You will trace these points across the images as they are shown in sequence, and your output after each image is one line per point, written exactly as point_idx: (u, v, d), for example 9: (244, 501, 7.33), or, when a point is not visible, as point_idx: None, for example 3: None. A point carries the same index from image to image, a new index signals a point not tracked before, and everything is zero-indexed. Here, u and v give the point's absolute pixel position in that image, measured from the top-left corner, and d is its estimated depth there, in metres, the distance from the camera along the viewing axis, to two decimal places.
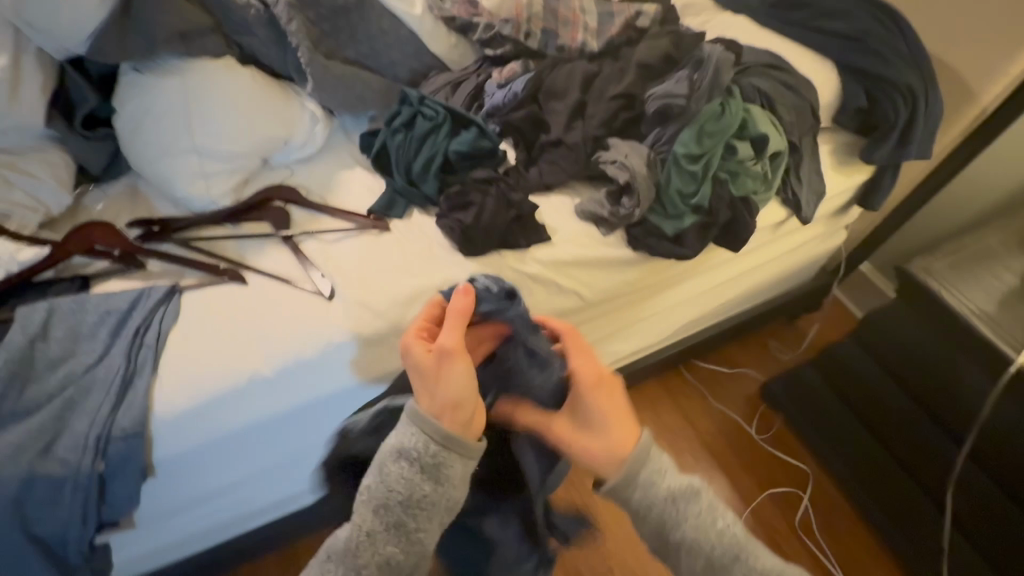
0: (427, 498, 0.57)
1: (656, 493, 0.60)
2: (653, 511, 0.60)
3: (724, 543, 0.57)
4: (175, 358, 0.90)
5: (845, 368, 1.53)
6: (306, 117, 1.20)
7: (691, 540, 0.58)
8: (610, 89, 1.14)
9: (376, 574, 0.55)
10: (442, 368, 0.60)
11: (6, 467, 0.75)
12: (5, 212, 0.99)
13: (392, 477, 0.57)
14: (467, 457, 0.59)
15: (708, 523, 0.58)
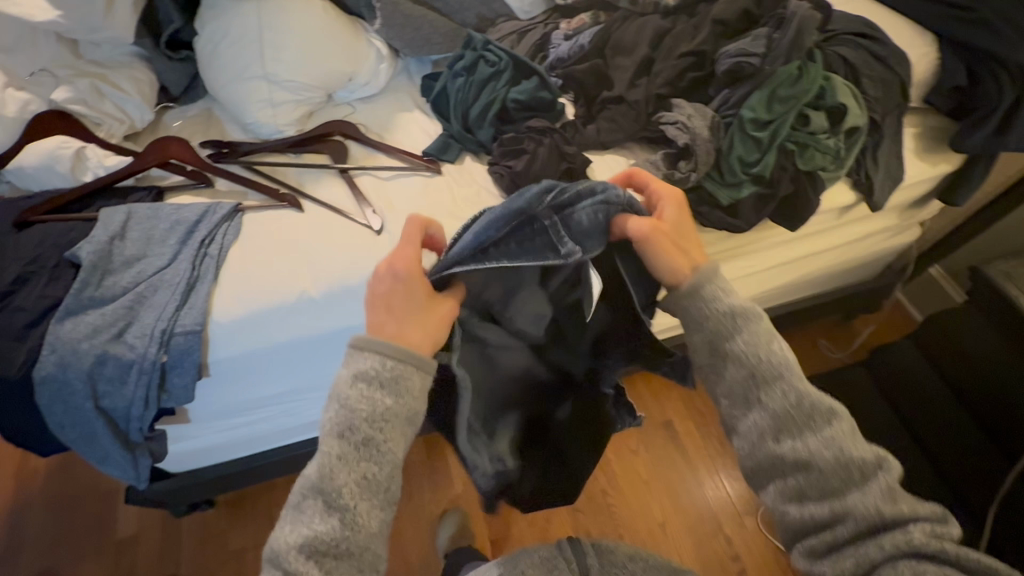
0: (389, 411, 0.57)
1: (719, 306, 0.65)
2: (708, 324, 0.65)
3: (771, 364, 0.62)
4: (234, 270, 0.97)
5: (893, 366, 1.47)
6: (371, 54, 1.22)
7: (744, 350, 0.63)
8: (680, 47, 1.07)
9: (358, 492, 0.56)
10: (422, 320, 0.62)
11: (84, 344, 0.84)
12: (97, 120, 1.08)
13: (352, 401, 0.57)
14: (420, 369, 0.60)
15: (767, 339, 0.64)
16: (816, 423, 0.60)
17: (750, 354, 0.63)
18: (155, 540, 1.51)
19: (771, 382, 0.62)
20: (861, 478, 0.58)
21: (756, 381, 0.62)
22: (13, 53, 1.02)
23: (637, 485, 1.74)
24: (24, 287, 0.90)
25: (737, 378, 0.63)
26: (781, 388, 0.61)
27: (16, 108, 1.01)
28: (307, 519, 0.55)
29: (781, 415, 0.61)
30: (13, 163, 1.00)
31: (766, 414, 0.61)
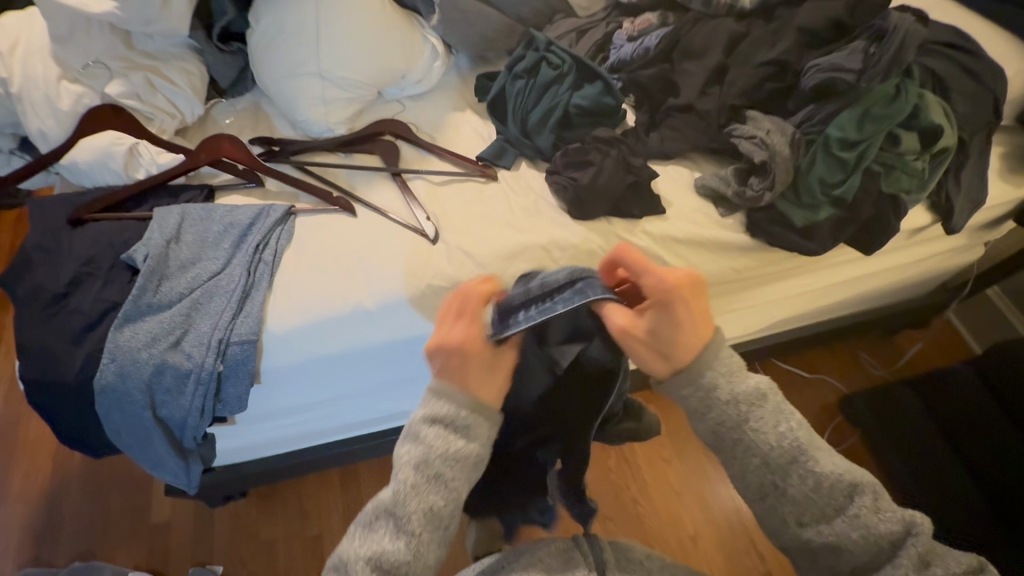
0: (459, 454, 0.54)
1: (715, 397, 0.53)
2: (708, 415, 0.54)
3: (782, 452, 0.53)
4: (288, 277, 0.95)
5: (952, 399, 1.41)
6: (427, 51, 1.17)
7: (751, 441, 0.53)
8: (758, 54, 1.00)
9: (423, 521, 0.53)
10: (491, 372, 0.57)
11: (143, 353, 0.83)
12: (149, 115, 1.05)
13: (427, 438, 0.55)
14: (493, 419, 0.57)
15: (771, 425, 0.53)
16: (837, 500, 0.52)
17: (757, 439, 0.53)
18: (188, 527, 1.47)
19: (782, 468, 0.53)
20: (889, 550, 0.52)
21: (770, 472, 0.53)
22: (67, 44, 0.99)
23: (664, 488, 1.72)
24: (79, 289, 0.89)
25: (745, 469, 0.54)
26: (799, 471, 0.52)
27: (70, 102, 0.99)
28: (376, 537, 0.54)
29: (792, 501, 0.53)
30: (66, 158, 0.99)
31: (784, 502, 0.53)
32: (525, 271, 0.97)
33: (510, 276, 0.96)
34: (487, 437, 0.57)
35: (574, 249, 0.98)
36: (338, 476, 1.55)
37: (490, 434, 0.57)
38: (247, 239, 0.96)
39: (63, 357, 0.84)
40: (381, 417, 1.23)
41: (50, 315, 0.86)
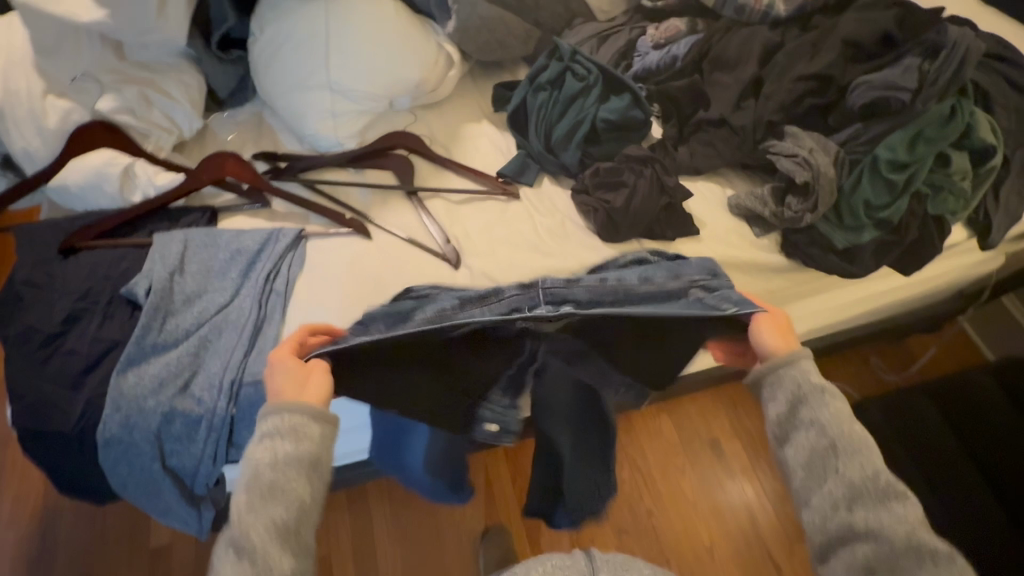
0: (289, 457, 0.51)
1: (807, 377, 0.57)
2: (799, 387, 0.57)
3: (850, 438, 0.54)
4: (300, 310, 0.87)
5: (964, 393, 1.29)
6: (443, 59, 1.10)
7: (825, 420, 0.55)
8: (796, 67, 0.95)
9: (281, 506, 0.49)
10: (304, 386, 0.55)
11: (150, 400, 0.77)
12: (144, 132, 0.98)
13: (254, 460, 0.51)
14: (328, 420, 0.54)
15: (849, 417, 0.55)
16: (890, 501, 0.51)
17: (846, 416, 0.55)
18: (189, 552, 1.34)
19: (852, 443, 0.54)
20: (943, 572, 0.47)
21: (833, 450, 0.54)
22: (55, 56, 0.92)
23: (679, 500, 1.49)
24: (76, 327, 0.82)
25: (807, 445, 0.55)
26: (859, 460, 0.53)
27: (57, 119, 0.91)
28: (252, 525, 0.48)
29: (849, 471, 0.53)
30: (54, 180, 0.92)
31: (842, 485, 0.52)
32: None
33: None
34: (323, 427, 0.54)
35: None
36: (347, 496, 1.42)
37: (323, 420, 0.54)
38: (257, 267, 0.89)
39: (60, 404, 0.78)
40: None
41: (43, 359, 0.79)
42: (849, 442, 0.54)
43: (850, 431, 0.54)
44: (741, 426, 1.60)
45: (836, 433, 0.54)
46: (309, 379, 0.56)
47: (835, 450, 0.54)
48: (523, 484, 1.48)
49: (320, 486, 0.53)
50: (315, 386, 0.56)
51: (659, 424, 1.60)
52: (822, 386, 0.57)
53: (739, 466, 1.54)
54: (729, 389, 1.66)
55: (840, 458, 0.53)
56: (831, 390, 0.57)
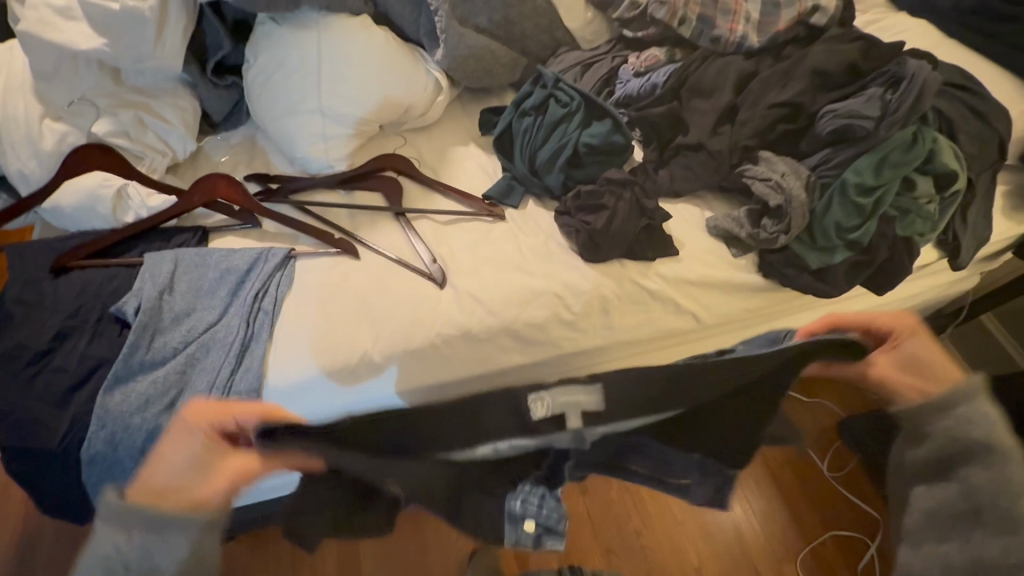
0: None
1: (967, 432, 0.54)
2: (951, 438, 0.55)
3: (1002, 512, 0.50)
4: (285, 327, 0.89)
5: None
6: (430, 85, 1.13)
7: (977, 482, 0.52)
8: (768, 96, 1.00)
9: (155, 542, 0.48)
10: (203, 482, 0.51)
11: (136, 417, 0.78)
12: (139, 154, 1.00)
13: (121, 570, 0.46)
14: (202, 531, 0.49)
15: (1013, 491, 0.50)
16: None
17: (1007, 491, 0.50)
18: None
19: (1002, 520, 0.49)
20: None
21: (966, 509, 0.51)
22: (54, 81, 0.95)
23: (667, 519, 1.50)
24: (65, 344, 0.83)
25: (939, 496, 0.54)
26: (1003, 541, 0.48)
27: (53, 141, 0.94)
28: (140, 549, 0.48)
29: (992, 543, 0.49)
30: (49, 201, 0.94)
31: (964, 552, 0.50)
32: (537, 318, 0.93)
33: (522, 323, 0.93)
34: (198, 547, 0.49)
35: (587, 295, 0.94)
36: None
37: (203, 536, 0.49)
38: (245, 285, 0.91)
39: (46, 421, 0.78)
40: None
41: (31, 376, 0.80)
42: (998, 516, 0.49)
43: (998, 504, 0.50)
44: None
45: (985, 496, 0.51)
46: (208, 475, 0.51)
47: (976, 513, 0.51)
48: None
49: None
50: (209, 479, 0.51)
51: None
52: (988, 446, 0.52)
53: None
54: None
55: (980, 525, 0.50)
56: (1002, 458, 0.51)
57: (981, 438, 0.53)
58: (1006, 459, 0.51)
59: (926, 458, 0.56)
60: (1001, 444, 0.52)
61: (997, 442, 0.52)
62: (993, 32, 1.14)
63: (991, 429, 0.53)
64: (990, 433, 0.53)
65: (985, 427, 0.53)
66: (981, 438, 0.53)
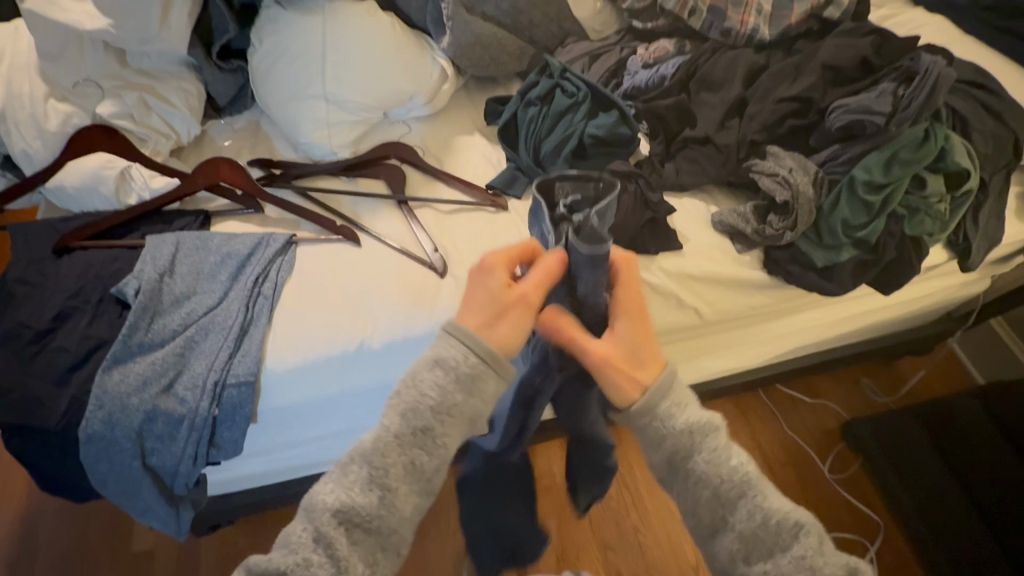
0: (444, 413, 0.51)
1: (672, 426, 0.56)
2: (666, 443, 0.56)
3: (730, 485, 0.54)
4: (286, 314, 0.89)
5: (951, 421, 1.33)
6: (436, 73, 1.12)
7: (704, 472, 0.55)
8: (778, 89, 0.98)
9: (403, 475, 0.50)
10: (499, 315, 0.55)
11: (134, 398, 0.78)
12: (142, 136, 1.00)
13: (420, 385, 0.52)
14: (498, 373, 0.54)
15: (719, 460, 0.55)
16: (782, 540, 0.53)
17: (720, 478, 0.54)
18: (173, 558, 1.34)
19: (730, 486, 0.54)
20: None
21: (718, 502, 0.54)
22: (59, 61, 0.94)
23: (665, 516, 1.49)
24: (65, 325, 0.83)
25: (692, 498, 0.56)
26: (745, 507, 0.54)
27: (57, 122, 0.94)
28: (348, 484, 0.49)
29: (740, 512, 0.54)
30: (54, 181, 0.94)
31: (737, 538, 0.53)
32: None
33: None
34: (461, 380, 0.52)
35: None
36: None
37: (477, 374, 0.53)
38: (246, 269, 0.91)
39: (46, 399, 0.79)
40: None
41: (31, 356, 0.80)
42: (728, 501, 0.54)
43: (731, 488, 0.54)
44: None
45: (717, 490, 0.54)
46: (499, 298, 0.55)
47: (727, 499, 0.54)
48: None
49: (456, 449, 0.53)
50: (501, 290, 0.56)
51: None
52: (686, 431, 0.56)
53: None
54: None
55: (731, 508, 0.54)
56: (691, 437, 0.56)
57: (683, 430, 0.56)
58: (699, 436, 0.56)
59: (662, 473, 0.58)
60: (689, 431, 0.56)
61: (688, 429, 0.56)
62: (1012, 29, 1.12)
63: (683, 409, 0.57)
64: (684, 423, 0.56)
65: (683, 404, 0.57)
66: (683, 423, 0.56)
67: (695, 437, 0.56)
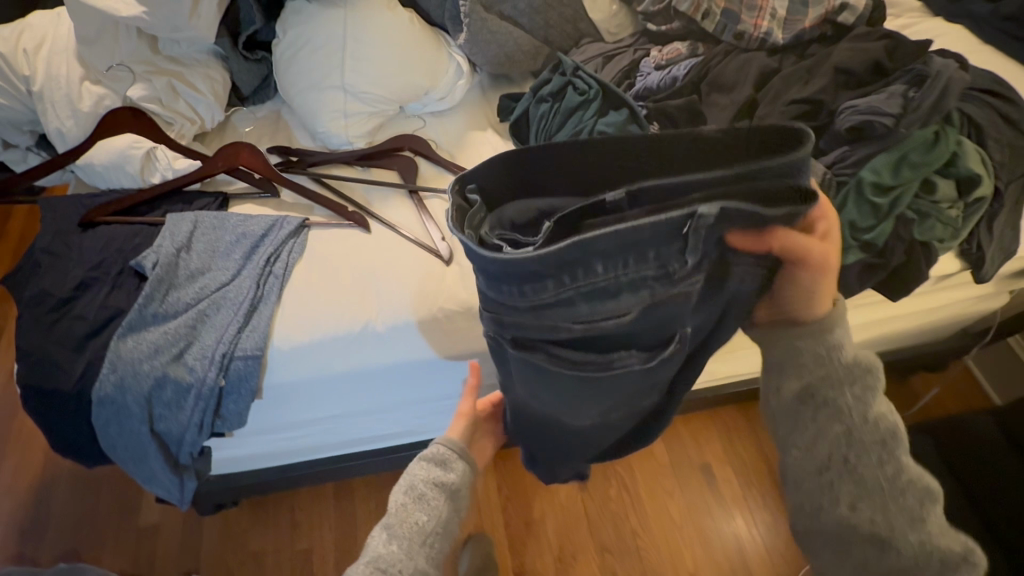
0: (436, 488, 0.71)
1: (838, 357, 0.60)
2: (820, 370, 0.60)
3: (876, 429, 0.59)
4: (295, 292, 0.92)
5: (960, 436, 1.29)
6: (451, 69, 1.16)
7: (851, 407, 0.59)
8: (789, 92, 0.98)
9: (411, 532, 0.68)
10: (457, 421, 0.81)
11: (145, 364, 0.81)
12: (169, 120, 1.05)
13: (414, 471, 0.73)
14: (467, 458, 0.75)
15: (877, 407, 0.60)
16: (908, 500, 0.57)
17: (862, 433, 0.58)
18: (175, 535, 1.37)
19: (873, 428, 0.58)
20: (942, 569, 0.54)
21: (850, 444, 0.58)
22: (95, 46, 1.00)
23: (665, 523, 1.47)
24: (86, 293, 0.87)
25: (826, 451, 0.60)
26: (881, 454, 0.58)
27: (91, 103, 0.99)
28: (374, 546, 0.68)
29: (882, 463, 0.58)
30: (84, 158, 0.99)
31: (857, 484, 0.58)
32: None
33: None
34: (443, 458, 0.74)
35: None
36: (333, 490, 1.43)
37: (455, 456, 0.74)
38: (259, 249, 0.94)
39: (64, 363, 0.82)
40: (384, 434, 1.19)
41: (52, 321, 0.84)
42: (862, 447, 0.58)
43: (882, 434, 0.58)
44: (734, 451, 1.57)
45: (856, 434, 0.58)
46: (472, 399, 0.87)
47: (867, 443, 0.58)
48: (509, 492, 1.50)
49: (453, 511, 0.72)
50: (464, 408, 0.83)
51: (651, 446, 1.58)
52: (856, 360, 0.60)
53: (730, 493, 1.51)
54: (723, 413, 1.64)
55: (876, 452, 0.58)
56: (855, 371, 0.60)
57: (844, 363, 0.60)
58: (851, 376, 0.60)
59: (804, 415, 0.61)
60: (857, 368, 0.60)
61: (857, 364, 0.60)
62: None
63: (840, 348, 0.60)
64: (850, 354, 0.60)
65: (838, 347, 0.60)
66: (847, 357, 0.60)
67: (862, 369, 0.60)
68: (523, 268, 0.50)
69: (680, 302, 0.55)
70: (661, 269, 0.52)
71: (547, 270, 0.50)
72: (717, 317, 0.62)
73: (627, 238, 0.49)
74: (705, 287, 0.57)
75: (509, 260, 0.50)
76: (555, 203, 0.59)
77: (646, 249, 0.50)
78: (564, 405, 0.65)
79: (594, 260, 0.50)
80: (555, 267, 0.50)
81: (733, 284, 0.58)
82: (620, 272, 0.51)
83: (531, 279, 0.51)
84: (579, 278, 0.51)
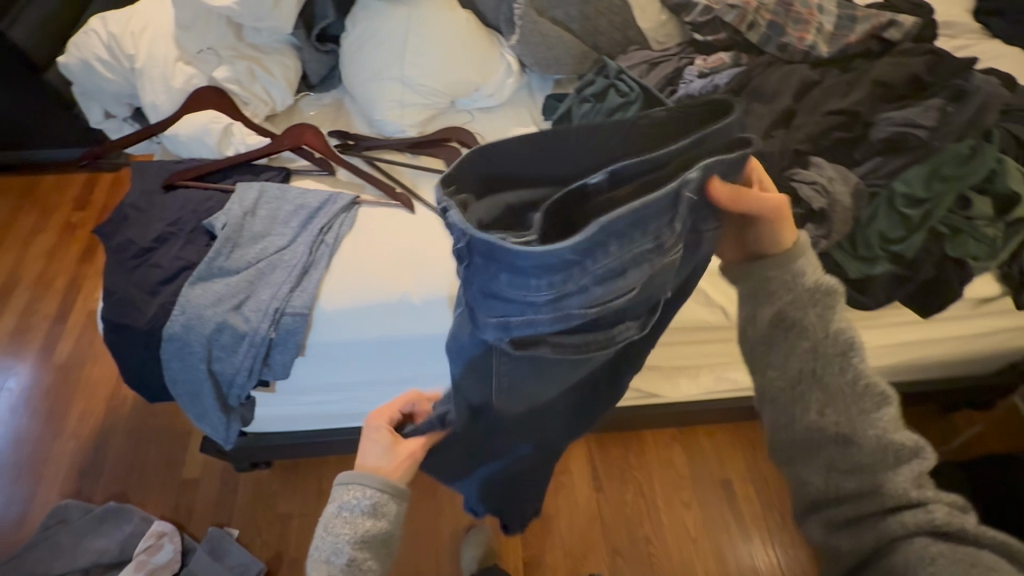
0: (367, 542, 0.64)
1: (803, 283, 0.66)
2: (791, 294, 0.66)
3: (837, 342, 0.64)
4: (343, 260, 1.00)
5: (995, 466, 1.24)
6: (501, 67, 1.23)
7: (817, 325, 0.65)
8: (828, 103, 1.01)
9: None
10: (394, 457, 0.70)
11: (209, 310, 0.91)
12: (246, 100, 1.16)
13: (337, 526, 0.64)
14: (399, 497, 0.67)
15: (840, 322, 0.65)
16: (866, 403, 0.62)
17: (832, 355, 0.64)
18: (213, 488, 1.48)
19: (838, 344, 0.64)
20: (894, 459, 0.60)
21: (816, 357, 0.64)
22: (189, 31, 1.12)
23: (678, 532, 1.48)
24: (163, 246, 0.98)
25: (796, 368, 0.65)
26: (844, 365, 0.63)
27: (182, 81, 1.12)
28: None
29: (845, 375, 0.63)
30: (171, 130, 1.11)
31: (817, 389, 0.64)
32: None
33: None
34: (369, 505, 0.65)
35: None
36: None
37: (383, 497, 0.66)
38: (314, 220, 1.03)
39: (139, 304, 0.93)
40: None
41: (134, 266, 0.96)
42: (830, 367, 0.64)
43: (849, 352, 0.64)
44: (755, 468, 1.56)
45: (823, 349, 0.64)
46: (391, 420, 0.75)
47: (838, 358, 0.64)
48: None
49: (382, 556, 0.66)
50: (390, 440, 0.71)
51: (671, 454, 1.58)
52: (819, 281, 0.66)
53: (747, 508, 1.50)
54: (747, 429, 1.62)
55: (843, 362, 0.64)
56: (819, 291, 0.66)
57: (810, 287, 0.66)
58: (817, 298, 0.65)
59: (776, 341, 0.67)
60: (815, 290, 0.66)
61: (819, 285, 0.66)
62: None
63: (807, 272, 0.66)
64: (816, 277, 0.66)
65: (805, 273, 0.66)
66: (812, 281, 0.66)
67: (826, 288, 0.66)
68: (556, 255, 0.48)
69: (668, 273, 0.59)
70: (659, 243, 0.54)
71: (570, 258, 0.49)
72: (683, 279, 0.66)
73: (635, 214, 0.50)
74: (682, 252, 0.61)
75: (534, 253, 0.48)
76: (527, 199, 0.57)
77: (651, 225, 0.52)
78: (543, 389, 0.67)
79: (610, 241, 0.50)
80: (579, 252, 0.49)
81: (705, 242, 0.63)
82: (631, 246, 0.52)
83: (552, 272, 0.50)
84: (597, 261, 0.51)
